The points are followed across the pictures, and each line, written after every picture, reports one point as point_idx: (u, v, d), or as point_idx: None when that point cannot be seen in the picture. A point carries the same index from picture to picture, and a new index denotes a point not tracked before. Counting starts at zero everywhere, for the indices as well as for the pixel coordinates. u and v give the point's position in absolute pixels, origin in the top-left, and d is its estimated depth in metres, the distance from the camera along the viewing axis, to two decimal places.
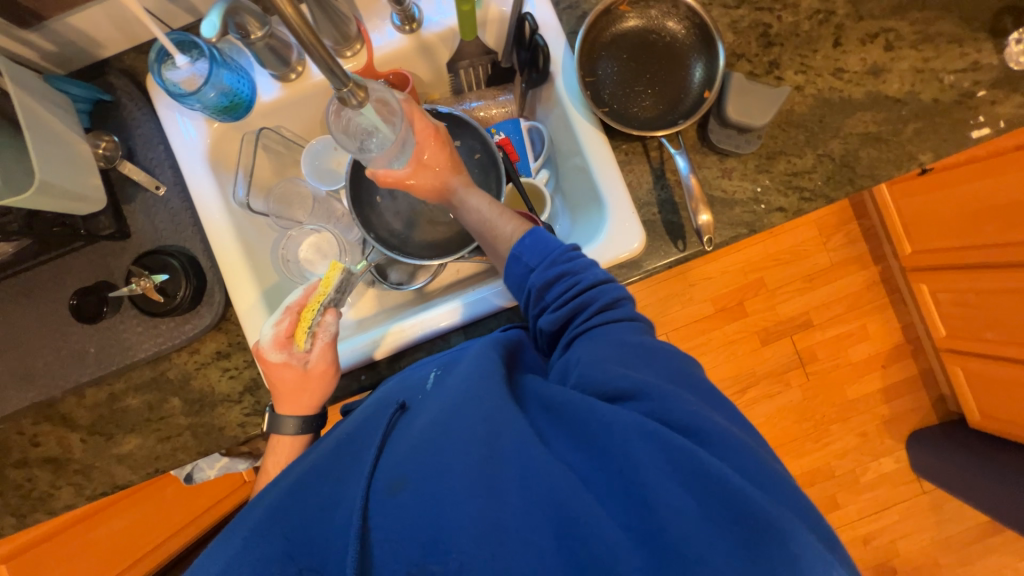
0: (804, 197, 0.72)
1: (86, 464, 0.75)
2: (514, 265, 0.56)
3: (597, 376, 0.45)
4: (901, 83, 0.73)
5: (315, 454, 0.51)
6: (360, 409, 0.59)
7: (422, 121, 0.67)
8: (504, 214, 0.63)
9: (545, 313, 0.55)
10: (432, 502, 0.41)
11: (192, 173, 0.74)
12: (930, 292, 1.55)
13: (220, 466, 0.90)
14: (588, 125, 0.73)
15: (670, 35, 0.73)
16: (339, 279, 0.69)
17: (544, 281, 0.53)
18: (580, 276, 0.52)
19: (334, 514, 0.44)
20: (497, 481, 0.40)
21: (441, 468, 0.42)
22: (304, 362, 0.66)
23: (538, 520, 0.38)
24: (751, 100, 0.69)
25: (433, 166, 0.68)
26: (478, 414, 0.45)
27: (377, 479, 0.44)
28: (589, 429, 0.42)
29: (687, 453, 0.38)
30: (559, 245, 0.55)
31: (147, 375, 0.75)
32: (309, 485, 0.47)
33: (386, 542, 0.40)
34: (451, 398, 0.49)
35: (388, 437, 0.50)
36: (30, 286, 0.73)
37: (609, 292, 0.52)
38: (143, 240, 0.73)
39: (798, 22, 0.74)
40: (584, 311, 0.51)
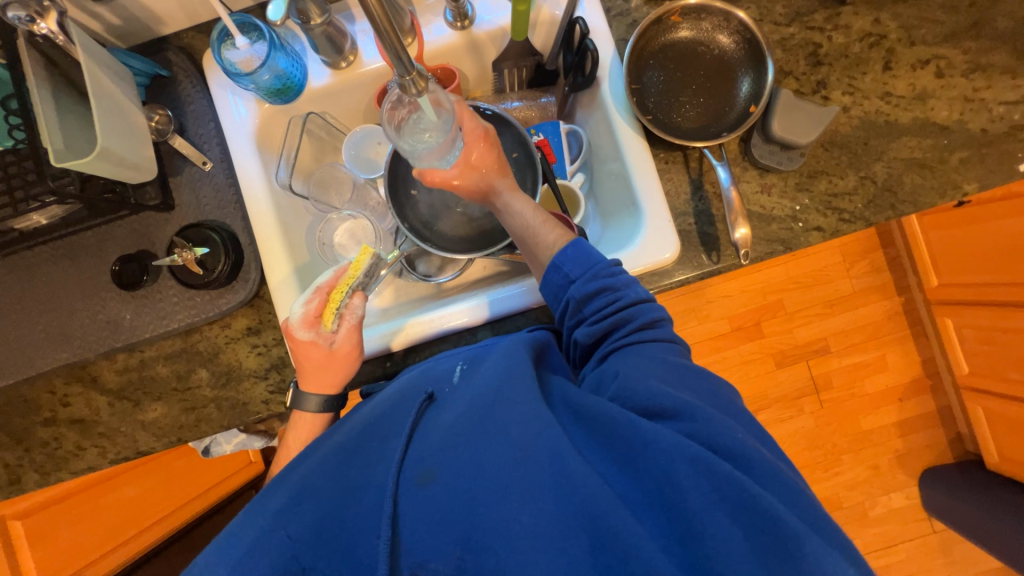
0: (843, 218, 0.72)
1: (112, 427, 0.76)
2: (553, 274, 0.55)
3: (635, 392, 0.44)
4: (949, 111, 0.72)
5: (340, 435, 0.51)
6: (381, 393, 0.59)
7: (473, 122, 0.66)
8: (549, 221, 0.62)
9: (579, 326, 0.54)
10: (464, 499, 0.40)
11: (240, 152, 0.75)
12: (955, 327, 1.53)
13: (237, 442, 0.91)
14: (631, 133, 0.73)
15: (719, 48, 0.73)
16: (368, 263, 0.70)
17: (584, 293, 0.52)
18: (622, 293, 0.52)
19: (360, 498, 0.43)
20: (531, 485, 0.40)
21: (475, 465, 0.42)
22: (330, 342, 0.67)
23: (572, 531, 0.38)
24: (798, 117, 0.69)
25: (483, 165, 0.67)
26: (513, 415, 0.44)
27: (407, 468, 0.44)
28: (629, 444, 0.41)
29: (734, 482, 0.37)
30: (601, 259, 0.54)
31: (178, 345, 0.76)
32: (336, 466, 0.46)
33: (415, 530, 0.40)
34: (482, 392, 0.48)
35: (416, 422, 0.49)
36: (74, 250, 0.75)
37: (648, 311, 0.52)
38: (186, 212, 0.75)
39: (848, 43, 0.74)
40: (622, 327, 0.51)
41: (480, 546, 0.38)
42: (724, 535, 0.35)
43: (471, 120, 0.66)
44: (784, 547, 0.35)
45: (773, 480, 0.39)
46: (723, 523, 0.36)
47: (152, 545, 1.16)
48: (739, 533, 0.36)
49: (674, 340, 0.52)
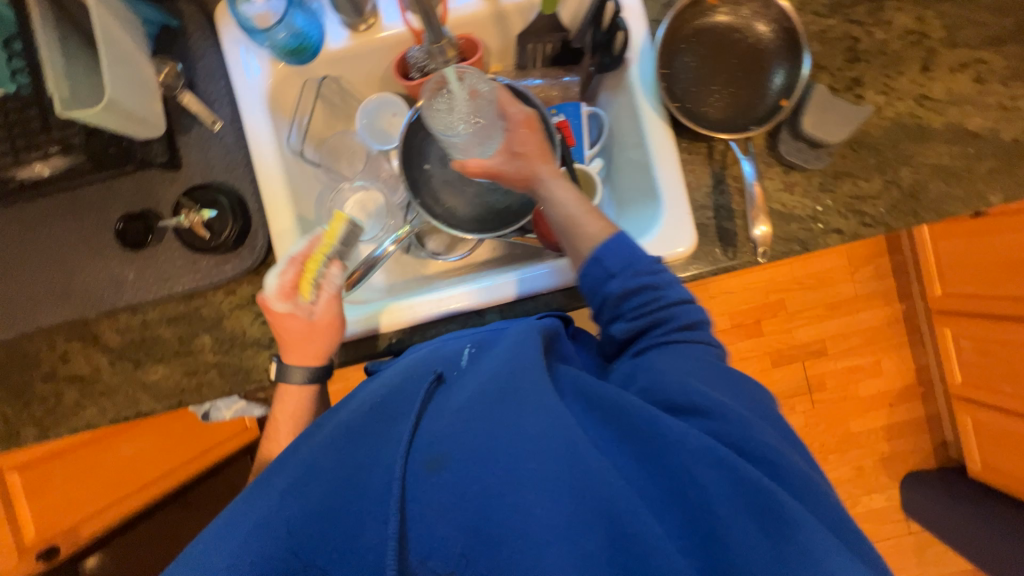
0: (864, 222, 0.71)
1: (113, 386, 0.76)
2: (592, 268, 0.55)
3: (665, 389, 0.45)
4: (983, 119, 0.71)
5: (348, 413, 0.49)
6: (388, 371, 0.58)
7: (514, 108, 0.66)
8: (590, 211, 0.59)
9: (615, 322, 0.54)
10: (475, 488, 0.39)
11: (250, 112, 0.72)
12: (953, 337, 1.54)
13: (236, 408, 0.91)
14: (657, 119, 0.71)
15: (755, 37, 0.70)
16: (344, 230, 0.69)
17: (623, 289, 0.53)
18: (666, 292, 0.52)
19: (367, 482, 0.42)
20: (548, 478, 0.39)
21: (488, 455, 0.40)
22: (309, 314, 0.66)
23: (587, 526, 0.37)
24: (831, 114, 0.67)
25: (524, 147, 0.65)
26: (531, 406, 0.43)
27: (415, 453, 0.42)
28: (648, 440, 0.41)
29: (754, 483, 0.38)
30: (642, 255, 0.55)
31: (181, 308, 0.75)
32: (344, 444, 0.45)
33: (427, 520, 0.39)
34: (494, 378, 0.46)
35: (425, 404, 0.47)
36: (77, 204, 0.73)
37: (691, 314, 0.52)
38: (194, 173, 0.73)
39: (888, 40, 0.71)
40: (663, 326, 0.51)
41: (491, 538, 0.37)
42: (742, 536, 0.36)
43: (510, 105, 0.67)
44: (806, 557, 0.35)
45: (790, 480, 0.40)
46: (738, 525, 0.36)
47: (148, 503, 1.18)
48: (757, 534, 0.36)
49: (717, 343, 0.53)
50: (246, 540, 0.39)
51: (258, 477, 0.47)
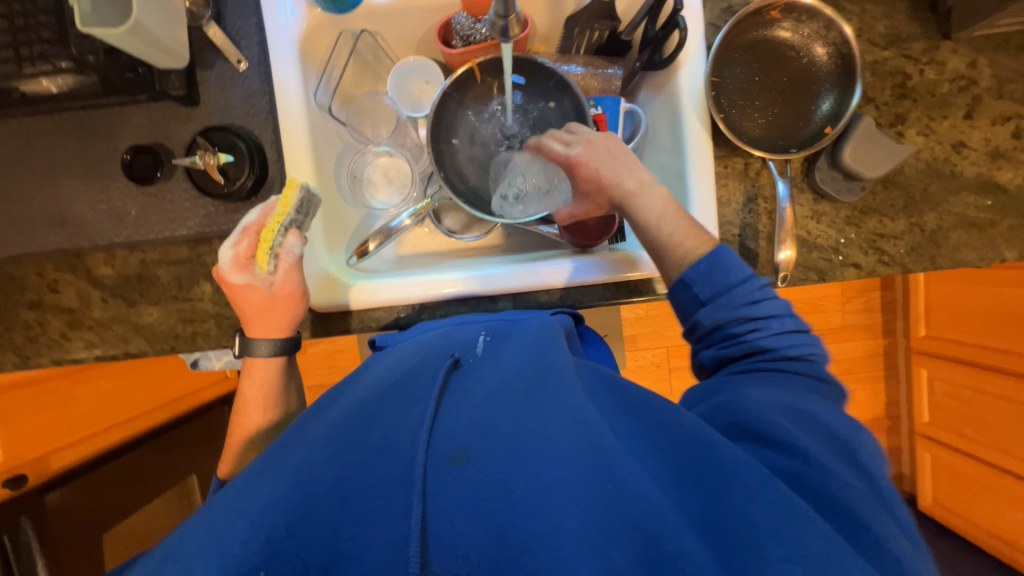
0: (882, 260, 0.72)
1: (103, 323, 0.73)
2: (684, 294, 0.55)
3: (739, 417, 0.43)
4: (1014, 174, 0.71)
5: (363, 394, 0.47)
6: (405, 350, 0.55)
7: (560, 155, 0.67)
8: (678, 228, 0.59)
9: (703, 348, 0.55)
10: (503, 490, 0.35)
11: (279, 56, 0.68)
12: (928, 377, 1.60)
13: (226, 360, 0.88)
14: (699, 128, 0.70)
15: (809, 58, 0.69)
16: (298, 198, 0.63)
17: (714, 319, 0.52)
18: (767, 323, 0.51)
19: (382, 462, 0.37)
20: (580, 485, 0.35)
21: (521, 453, 0.37)
22: (268, 285, 0.63)
23: (630, 550, 0.32)
24: (872, 148, 0.66)
25: (589, 189, 0.66)
26: (569, 407, 0.40)
27: (437, 436, 0.38)
28: (695, 460, 0.38)
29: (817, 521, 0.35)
30: (737, 281, 0.53)
31: (183, 253, 0.72)
32: (358, 422, 0.41)
33: (445, 510, 0.34)
34: (529, 377, 0.44)
35: (447, 387, 0.44)
36: (81, 128, 0.68)
37: (795, 344, 0.51)
38: (212, 112, 0.69)
39: (938, 82, 0.71)
40: (759, 354, 0.50)
41: (519, 545, 0.33)
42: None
43: (554, 155, 0.67)
44: None
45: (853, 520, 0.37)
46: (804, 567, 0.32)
47: (120, 442, 1.15)
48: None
49: (826, 380, 0.50)
50: (250, 513, 0.36)
51: (272, 448, 0.45)
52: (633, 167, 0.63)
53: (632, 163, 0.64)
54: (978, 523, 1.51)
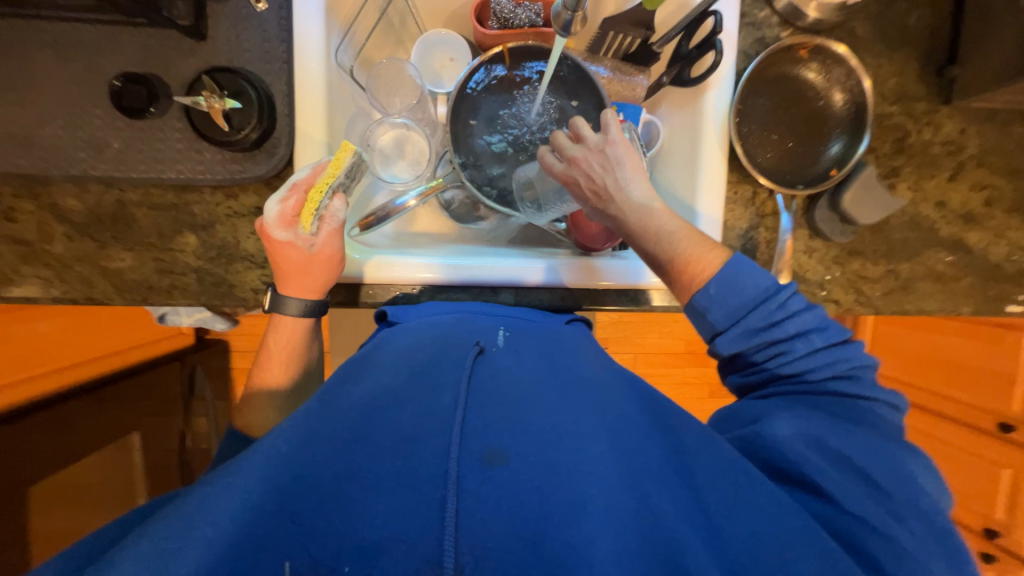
0: (859, 300, 0.77)
1: (65, 263, 0.66)
2: (699, 318, 0.57)
3: (761, 441, 0.49)
4: (981, 238, 0.78)
5: (388, 375, 0.47)
6: (424, 330, 0.56)
7: (551, 172, 0.62)
8: (695, 241, 0.57)
9: (732, 373, 0.59)
10: (535, 493, 0.37)
11: (304, 3, 0.63)
12: None
13: (196, 318, 0.83)
14: (717, 151, 0.72)
15: (827, 102, 0.73)
16: (350, 162, 0.61)
17: (732, 349, 0.56)
18: (791, 345, 0.54)
19: (413, 458, 0.38)
20: (610, 502, 0.38)
21: (551, 460, 0.39)
22: (309, 246, 0.61)
23: (648, 557, 0.36)
24: (871, 195, 0.70)
25: (583, 205, 0.63)
26: (595, 425, 0.44)
27: (467, 441, 0.39)
28: (694, 471, 0.44)
29: (808, 530, 0.41)
30: (755, 303, 0.54)
31: (169, 199, 0.66)
32: (389, 404, 0.43)
33: (477, 516, 0.35)
34: (554, 389, 0.47)
35: (473, 377, 0.46)
36: (63, 42, 0.61)
37: (821, 364, 0.54)
38: (221, 52, 0.64)
39: (931, 143, 0.76)
40: (796, 376, 0.54)
41: (554, 559, 0.34)
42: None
43: (547, 169, 0.63)
44: None
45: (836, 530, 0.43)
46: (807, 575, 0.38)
47: (57, 390, 1.05)
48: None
49: (867, 395, 0.53)
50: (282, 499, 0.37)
51: (284, 423, 0.44)
52: (620, 193, 0.58)
53: (621, 186, 0.58)
54: None
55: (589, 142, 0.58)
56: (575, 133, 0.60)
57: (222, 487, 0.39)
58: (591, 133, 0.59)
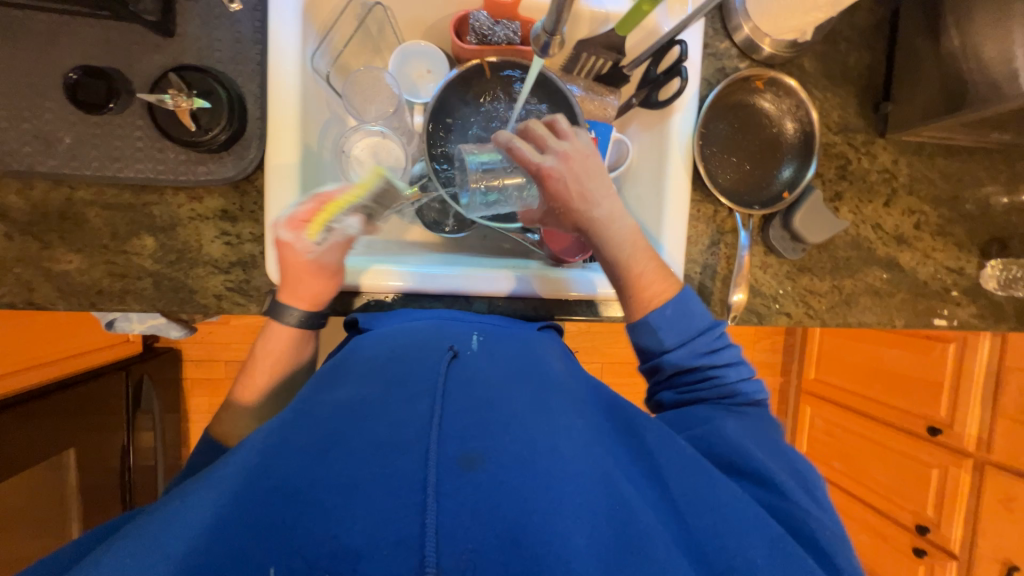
0: (807, 313, 0.83)
1: (3, 264, 0.61)
2: (649, 335, 0.61)
3: (715, 441, 0.53)
4: (911, 258, 0.86)
5: (363, 383, 0.47)
6: (399, 336, 0.55)
7: (533, 165, 0.59)
8: (647, 260, 0.62)
9: (665, 389, 0.63)
10: (510, 494, 0.38)
11: (280, 7, 0.62)
12: (811, 415, 1.87)
13: (149, 325, 0.78)
14: (682, 171, 0.76)
15: (780, 129, 0.79)
16: (377, 187, 0.66)
17: (677, 366, 0.60)
18: (723, 372, 0.60)
19: (391, 461, 0.38)
20: (585, 502, 0.39)
21: (527, 463, 0.40)
22: (312, 253, 0.60)
23: (621, 553, 0.38)
24: (819, 217, 0.76)
25: (556, 206, 0.62)
26: (568, 428, 0.45)
27: (445, 444, 0.40)
28: (660, 468, 0.47)
29: (763, 522, 0.44)
30: (701, 329, 0.61)
31: (125, 198, 0.63)
32: (364, 412, 0.43)
33: (456, 517, 0.36)
34: (529, 393, 0.48)
35: (449, 384, 0.46)
36: (12, 29, 0.57)
37: (746, 391, 0.61)
38: (189, 49, 0.62)
39: (869, 171, 0.84)
40: (729, 398, 0.59)
41: (532, 556, 0.35)
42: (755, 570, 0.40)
43: (526, 162, 0.60)
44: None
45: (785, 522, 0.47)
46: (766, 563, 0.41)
47: None
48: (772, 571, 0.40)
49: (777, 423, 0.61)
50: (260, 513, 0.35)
51: (252, 438, 0.43)
52: (605, 195, 0.60)
53: (606, 189, 0.61)
54: None
55: (578, 143, 0.61)
56: (560, 133, 0.62)
57: (196, 499, 0.38)
58: (577, 136, 0.62)
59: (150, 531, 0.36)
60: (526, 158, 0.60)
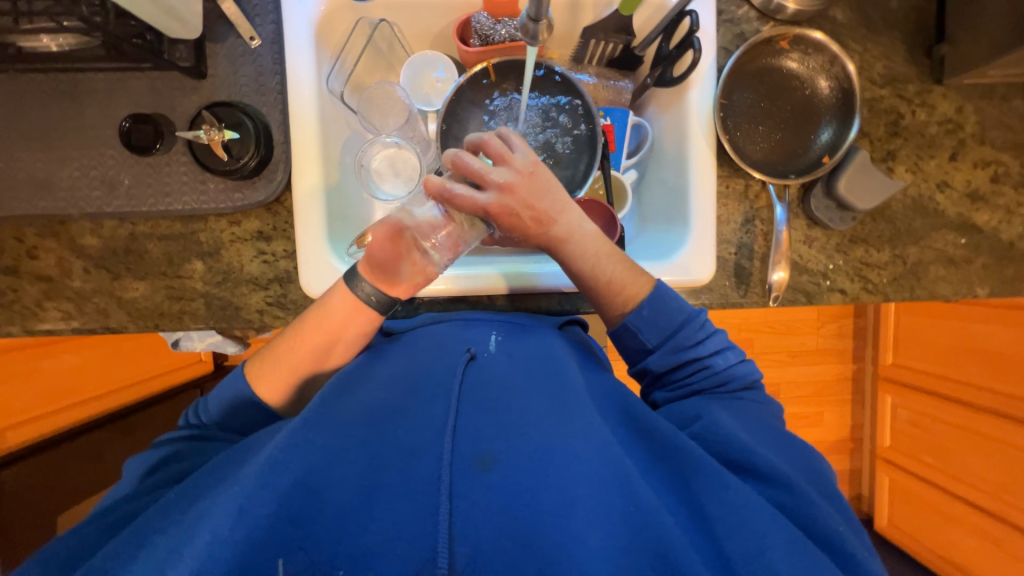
0: (866, 287, 0.75)
1: (83, 295, 0.70)
2: (631, 338, 0.59)
3: (715, 438, 0.50)
4: (990, 217, 0.75)
5: (384, 387, 0.50)
6: (418, 341, 0.57)
7: (477, 205, 0.56)
8: (628, 266, 0.60)
9: (657, 389, 0.61)
10: (523, 495, 0.40)
11: (296, 39, 0.67)
12: (892, 404, 1.69)
13: (209, 342, 0.85)
14: (704, 148, 0.71)
15: (813, 90, 0.73)
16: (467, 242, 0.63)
17: (665, 366, 0.58)
18: (712, 362, 0.57)
19: (412, 463, 0.41)
20: (599, 503, 0.40)
21: (541, 464, 0.41)
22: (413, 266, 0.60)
23: (638, 551, 0.38)
24: (867, 180, 0.69)
25: (514, 236, 0.60)
26: (582, 427, 0.45)
27: (460, 446, 0.42)
28: (684, 470, 0.45)
29: (780, 523, 0.42)
30: (681, 323, 0.58)
31: (177, 229, 0.70)
32: (384, 417, 0.46)
33: (471, 518, 0.38)
34: (544, 393, 0.48)
35: (465, 386, 0.48)
36: (77, 89, 0.65)
37: (740, 376, 0.58)
38: (220, 87, 0.68)
39: (928, 123, 0.75)
40: (723, 388, 0.57)
41: (545, 557, 0.37)
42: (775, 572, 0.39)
43: (469, 206, 0.56)
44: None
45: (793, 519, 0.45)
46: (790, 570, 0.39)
47: (83, 421, 1.14)
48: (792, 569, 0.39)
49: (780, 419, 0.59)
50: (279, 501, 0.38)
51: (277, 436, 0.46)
52: (560, 210, 0.58)
53: (560, 203, 0.58)
54: (927, 544, 1.64)
55: (518, 165, 0.57)
56: (495, 157, 0.57)
57: (218, 496, 0.40)
58: (514, 156, 0.57)
59: (176, 531, 0.39)
60: (464, 202, 0.56)
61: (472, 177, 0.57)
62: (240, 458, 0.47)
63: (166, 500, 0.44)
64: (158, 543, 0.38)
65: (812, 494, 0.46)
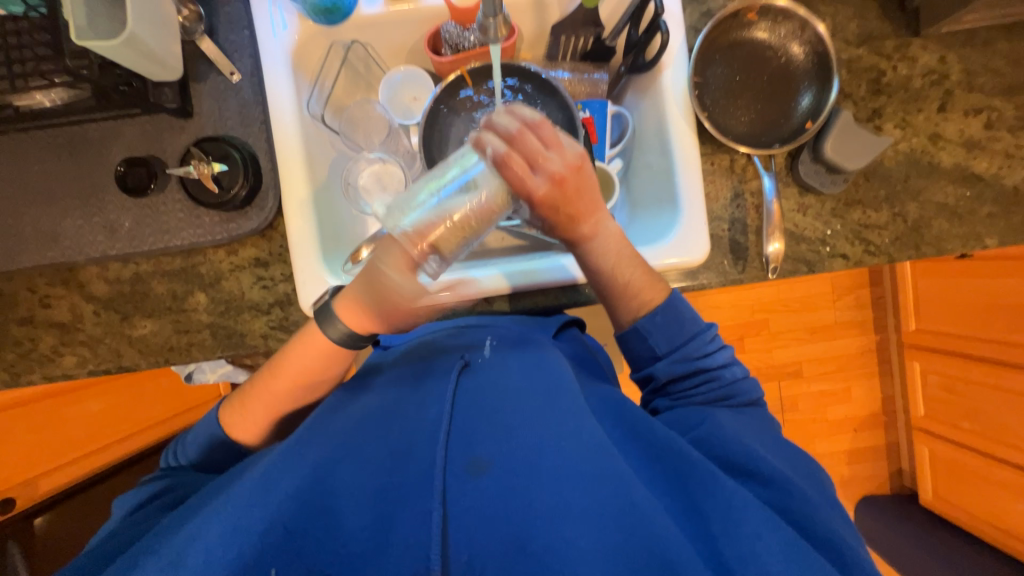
0: (868, 250, 0.73)
1: (95, 338, 0.72)
2: (639, 342, 0.59)
3: (715, 441, 0.50)
4: (990, 164, 0.73)
5: (378, 398, 0.51)
6: (411, 354, 0.58)
7: (524, 187, 0.54)
8: (625, 252, 0.59)
9: (660, 396, 0.60)
10: (514, 498, 0.41)
11: (273, 69, 0.70)
12: (921, 370, 1.64)
13: (220, 372, 0.88)
14: (684, 126, 0.71)
15: (788, 57, 0.73)
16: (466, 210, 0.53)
17: (669, 373, 0.58)
18: (720, 373, 0.57)
19: (406, 469, 0.42)
20: (591, 507, 0.40)
21: (532, 466, 0.42)
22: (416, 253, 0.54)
23: (633, 555, 0.38)
24: (853, 140, 0.68)
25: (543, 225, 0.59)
26: (573, 425, 0.45)
27: (453, 453, 0.43)
28: (682, 471, 0.45)
29: (772, 521, 0.41)
30: (692, 333, 0.58)
31: (178, 264, 0.72)
32: (376, 425, 0.46)
33: (463, 524, 0.39)
34: (535, 392, 0.49)
35: (458, 392, 0.49)
36: (75, 142, 0.68)
37: (745, 392, 0.57)
38: (206, 123, 0.70)
39: (910, 77, 0.73)
40: (728, 402, 0.56)
41: (538, 562, 0.37)
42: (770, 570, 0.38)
43: (519, 183, 0.53)
44: None
45: (788, 518, 0.44)
46: (783, 567, 0.38)
47: (105, 463, 1.17)
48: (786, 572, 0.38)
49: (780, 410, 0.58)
50: (272, 515, 0.39)
51: (274, 451, 0.46)
52: (593, 210, 0.58)
53: (595, 203, 0.58)
54: (973, 514, 1.57)
55: (567, 155, 0.56)
56: (546, 141, 0.56)
57: (208, 520, 0.40)
58: (565, 144, 0.56)
59: (169, 550, 0.39)
60: (518, 177, 0.53)
61: (526, 156, 0.54)
62: (236, 476, 0.48)
63: (171, 523, 0.45)
64: (147, 567, 0.39)
65: (805, 491, 0.46)
